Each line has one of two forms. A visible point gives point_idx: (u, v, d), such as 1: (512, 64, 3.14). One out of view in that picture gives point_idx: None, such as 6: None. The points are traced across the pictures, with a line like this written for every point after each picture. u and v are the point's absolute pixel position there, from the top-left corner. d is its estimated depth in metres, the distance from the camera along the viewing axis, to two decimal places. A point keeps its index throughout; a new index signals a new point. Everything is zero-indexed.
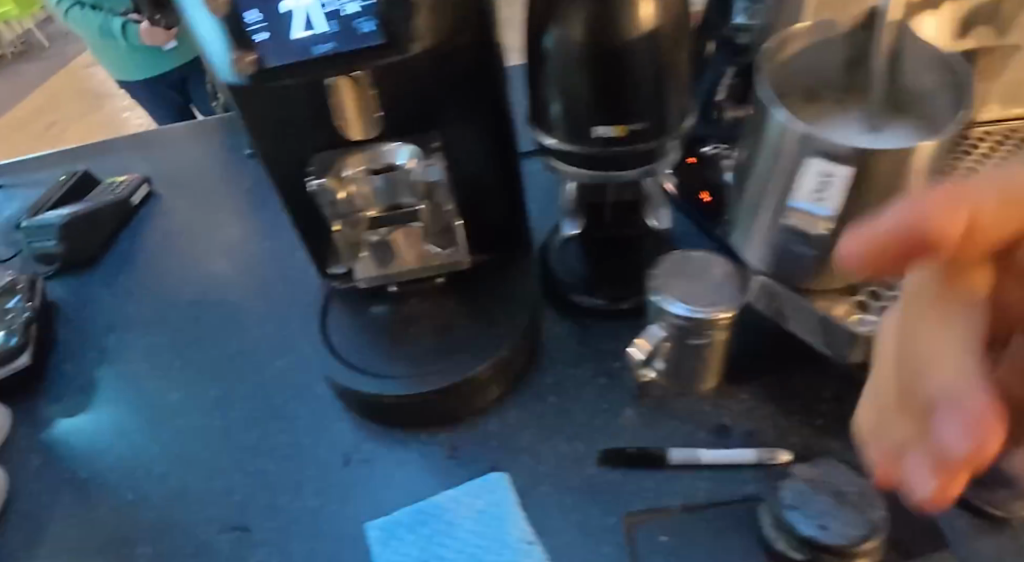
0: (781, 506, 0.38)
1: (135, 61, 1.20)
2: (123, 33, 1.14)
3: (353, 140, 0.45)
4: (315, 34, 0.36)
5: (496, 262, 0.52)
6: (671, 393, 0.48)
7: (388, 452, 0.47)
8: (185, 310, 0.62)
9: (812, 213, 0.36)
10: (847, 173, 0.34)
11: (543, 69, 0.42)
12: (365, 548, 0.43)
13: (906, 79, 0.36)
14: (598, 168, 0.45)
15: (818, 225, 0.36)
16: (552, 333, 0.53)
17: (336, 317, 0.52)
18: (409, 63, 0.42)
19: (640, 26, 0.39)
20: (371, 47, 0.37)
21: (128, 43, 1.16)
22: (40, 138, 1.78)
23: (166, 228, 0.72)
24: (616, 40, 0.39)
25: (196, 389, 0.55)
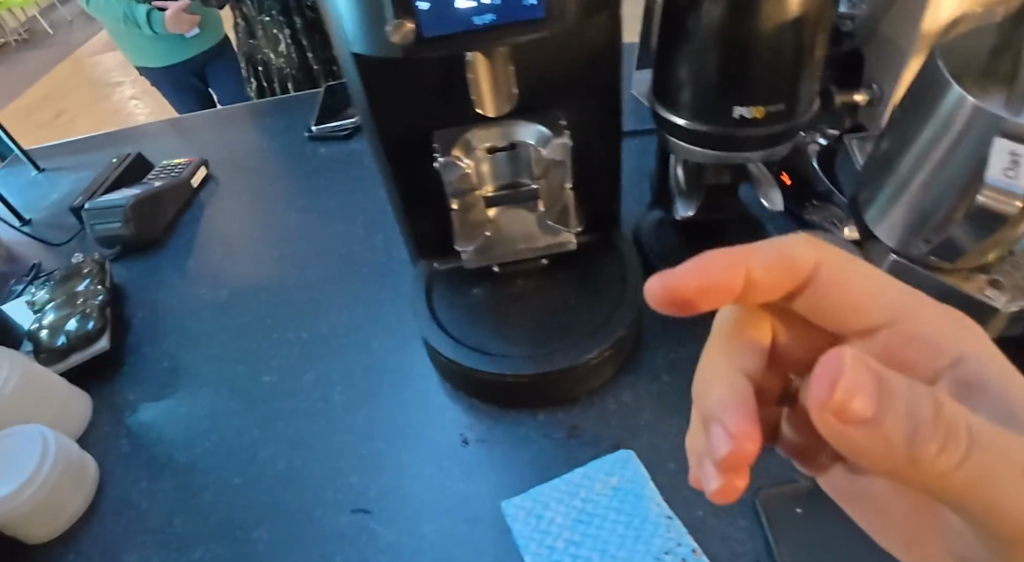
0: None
1: (157, 48, 1.20)
2: (148, 21, 1.13)
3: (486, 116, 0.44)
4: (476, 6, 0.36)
5: (598, 244, 0.53)
6: None
7: (508, 433, 0.47)
8: (267, 292, 0.61)
9: (1007, 192, 0.33)
10: None
11: (677, 48, 0.43)
12: (500, 527, 0.43)
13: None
14: (719, 148, 0.46)
15: (1014, 203, 0.33)
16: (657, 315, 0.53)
17: (440, 297, 0.51)
18: (553, 38, 0.42)
19: (792, 8, 0.39)
20: (531, 24, 0.37)
21: (153, 33, 1.16)
22: (54, 130, 1.81)
23: (231, 210, 0.70)
24: (771, 22, 0.39)
25: (292, 371, 0.54)
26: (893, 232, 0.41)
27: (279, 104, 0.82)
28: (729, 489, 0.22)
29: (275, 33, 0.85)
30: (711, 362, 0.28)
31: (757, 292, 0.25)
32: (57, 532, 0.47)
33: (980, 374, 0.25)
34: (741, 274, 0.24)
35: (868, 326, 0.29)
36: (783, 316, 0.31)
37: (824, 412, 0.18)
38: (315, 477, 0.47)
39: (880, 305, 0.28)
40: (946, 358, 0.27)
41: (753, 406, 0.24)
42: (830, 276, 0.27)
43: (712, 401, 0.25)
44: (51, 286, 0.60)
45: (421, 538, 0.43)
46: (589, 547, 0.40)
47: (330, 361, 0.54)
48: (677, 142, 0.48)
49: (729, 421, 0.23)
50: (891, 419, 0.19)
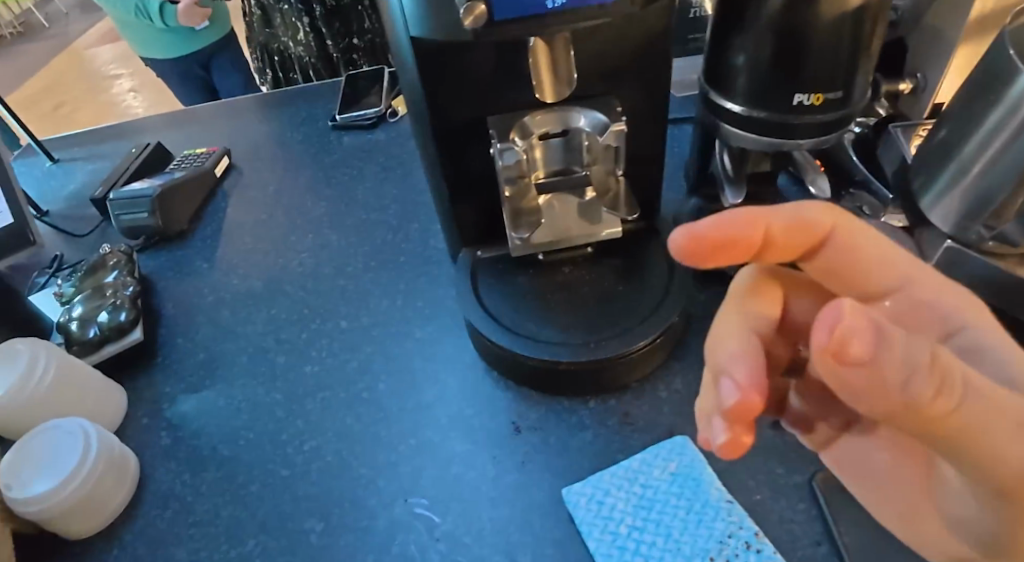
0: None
1: (166, 40, 1.26)
2: (159, 13, 1.19)
3: (543, 102, 0.45)
4: None
5: (643, 232, 0.53)
6: None
7: (559, 420, 0.47)
8: (301, 281, 0.60)
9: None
10: None
11: (736, 37, 0.44)
12: (559, 514, 0.42)
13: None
14: (770, 135, 0.46)
15: None
16: (702, 302, 0.53)
17: (486, 284, 0.51)
18: (615, 22, 0.42)
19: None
20: (601, 8, 0.37)
21: (163, 23, 1.21)
22: (50, 122, 1.77)
23: (257, 200, 0.69)
24: (833, 8, 0.40)
25: (333, 360, 0.53)
26: (949, 219, 0.42)
27: (299, 92, 0.81)
28: (737, 443, 0.22)
29: (293, 23, 0.95)
30: (723, 322, 0.27)
31: (773, 251, 0.24)
32: (97, 529, 0.46)
33: (984, 345, 0.25)
34: (759, 231, 0.23)
35: (877, 292, 0.28)
36: (797, 283, 0.29)
37: (824, 349, 0.18)
38: (365, 467, 0.47)
39: (892, 270, 0.27)
40: (950, 329, 0.27)
41: (760, 363, 0.24)
42: (846, 238, 0.26)
43: (722, 355, 0.25)
44: (77, 278, 0.59)
45: (479, 526, 0.43)
46: (651, 532, 0.40)
47: (374, 349, 0.54)
48: (730, 130, 0.48)
49: (737, 374, 0.24)
50: (887, 364, 0.19)
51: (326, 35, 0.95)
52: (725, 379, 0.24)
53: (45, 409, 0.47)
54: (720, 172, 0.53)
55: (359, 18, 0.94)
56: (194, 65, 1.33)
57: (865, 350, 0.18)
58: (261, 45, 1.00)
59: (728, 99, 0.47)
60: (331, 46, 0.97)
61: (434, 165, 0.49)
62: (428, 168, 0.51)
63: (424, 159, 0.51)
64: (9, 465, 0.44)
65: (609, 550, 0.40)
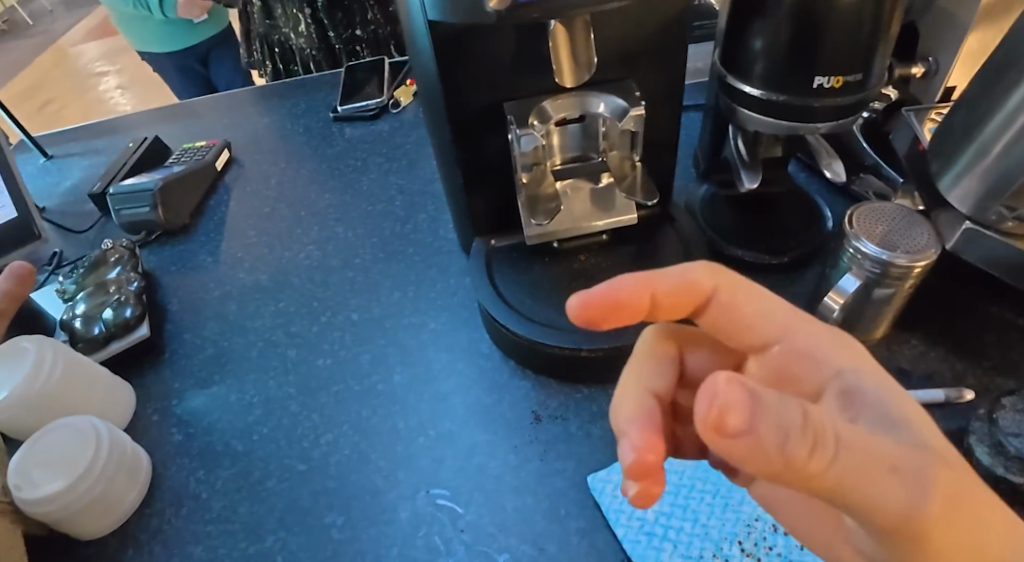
0: (1001, 433, 0.40)
1: (164, 32, 1.26)
2: (159, 5, 1.19)
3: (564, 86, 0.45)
4: None
5: (657, 218, 0.53)
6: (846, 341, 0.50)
7: (579, 408, 0.47)
8: (309, 274, 0.59)
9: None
10: None
11: (755, 20, 0.44)
12: (584, 502, 0.42)
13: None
14: (786, 118, 0.46)
15: None
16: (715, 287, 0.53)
17: (501, 273, 0.50)
18: (637, 4, 0.42)
19: None
20: None
21: (164, 15, 1.21)
22: (37, 120, 1.74)
23: (260, 193, 0.68)
24: None
25: (347, 353, 0.52)
26: (968, 200, 0.42)
27: (299, 85, 0.80)
28: (648, 492, 0.28)
29: (294, 14, 0.95)
30: (628, 381, 0.33)
31: (662, 311, 0.32)
32: (112, 526, 0.45)
33: (856, 385, 0.28)
34: (645, 295, 0.31)
35: (761, 344, 0.32)
36: (694, 339, 0.36)
37: (706, 423, 0.21)
38: (383, 459, 0.46)
39: (769, 325, 0.32)
40: (829, 372, 0.30)
41: (651, 422, 0.30)
42: (729, 298, 0.32)
43: (620, 417, 0.31)
44: (78, 275, 0.57)
45: (503, 516, 0.42)
46: (679, 517, 0.40)
47: (387, 340, 0.53)
48: (746, 114, 0.48)
49: (633, 436, 0.29)
50: (763, 432, 0.21)
51: (329, 26, 0.96)
52: (625, 441, 0.30)
53: (54, 406, 0.46)
54: (733, 158, 0.53)
55: (361, 8, 0.94)
56: (190, 59, 1.31)
57: (742, 423, 0.21)
58: (261, 36, 1.00)
59: (745, 83, 0.47)
60: (333, 37, 0.97)
61: (449, 153, 0.48)
62: (441, 156, 0.51)
63: (437, 147, 0.51)
64: (18, 464, 0.42)
65: (637, 537, 0.39)
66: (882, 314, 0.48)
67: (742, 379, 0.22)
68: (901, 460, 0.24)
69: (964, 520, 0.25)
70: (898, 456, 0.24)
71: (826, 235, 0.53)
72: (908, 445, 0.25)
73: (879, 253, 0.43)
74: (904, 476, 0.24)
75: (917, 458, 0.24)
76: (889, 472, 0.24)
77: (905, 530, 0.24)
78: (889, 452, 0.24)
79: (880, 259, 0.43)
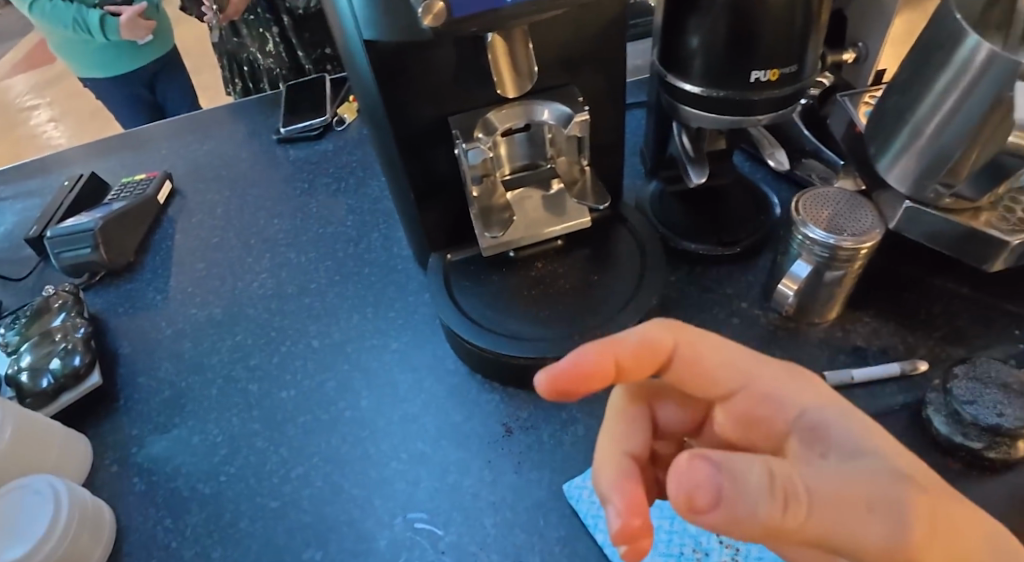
0: (956, 402, 0.41)
1: (100, 59, 1.21)
2: (100, 28, 1.13)
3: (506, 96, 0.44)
4: None
5: (611, 220, 0.53)
6: (801, 323, 0.51)
7: (549, 415, 0.47)
8: (264, 303, 0.57)
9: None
10: None
11: (690, 20, 0.45)
12: (561, 510, 0.42)
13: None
14: (728, 113, 0.47)
15: None
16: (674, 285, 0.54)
17: (460, 289, 0.50)
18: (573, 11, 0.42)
19: None
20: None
21: (105, 37, 1.14)
22: None
23: (207, 223, 0.66)
24: None
25: (310, 382, 0.51)
26: (903, 180, 0.44)
27: (238, 110, 0.78)
28: (637, 551, 0.29)
29: (261, 33, 0.94)
30: (603, 441, 0.34)
31: (629, 373, 0.32)
32: None
33: (823, 420, 0.30)
34: (610, 361, 0.31)
35: (726, 393, 0.34)
36: (662, 393, 0.38)
37: (680, 501, 0.24)
38: (355, 488, 0.45)
39: (729, 374, 0.33)
40: (795, 413, 0.31)
41: (634, 481, 0.31)
42: (688, 349, 0.33)
43: (602, 480, 0.32)
44: (20, 325, 0.55)
45: (482, 533, 0.42)
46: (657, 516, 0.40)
47: (352, 366, 0.52)
48: (689, 112, 0.49)
49: (618, 499, 0.30)
50: (731, 500, 0.24)
51: (296, 46, 0.95)
52: (609, 509, 0.30)
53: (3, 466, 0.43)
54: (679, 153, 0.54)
55: None
56: (126, 86, 1.27)
57: (710, 498, 0.24)
58: (229, 55, 0.98)
59: (685, 84, 0.47)
60: (302, 57, 0.96)
61: (397, 171, 0.48)
62: (390, 175, 0.50)
63: (385, 165, 0.50)
64: None
65: None
66: (834, 296, 0.49)
67: (704, 453, 0.25)
68: (877, 494, 0.25)
69: (949, 542, 0.25)
70: (873, 492, 0.25)
71: (773, 222, 0.54)
72: (882, 476, 0.26)
73: (830, 238, 0.44)
74: (882, 511, 0.25)
75: (891, 489, 0.25)
76: (866, 509, 0.25)
77: None
78: (865, 489, 0.25)
79: (829, 245, 0.44)
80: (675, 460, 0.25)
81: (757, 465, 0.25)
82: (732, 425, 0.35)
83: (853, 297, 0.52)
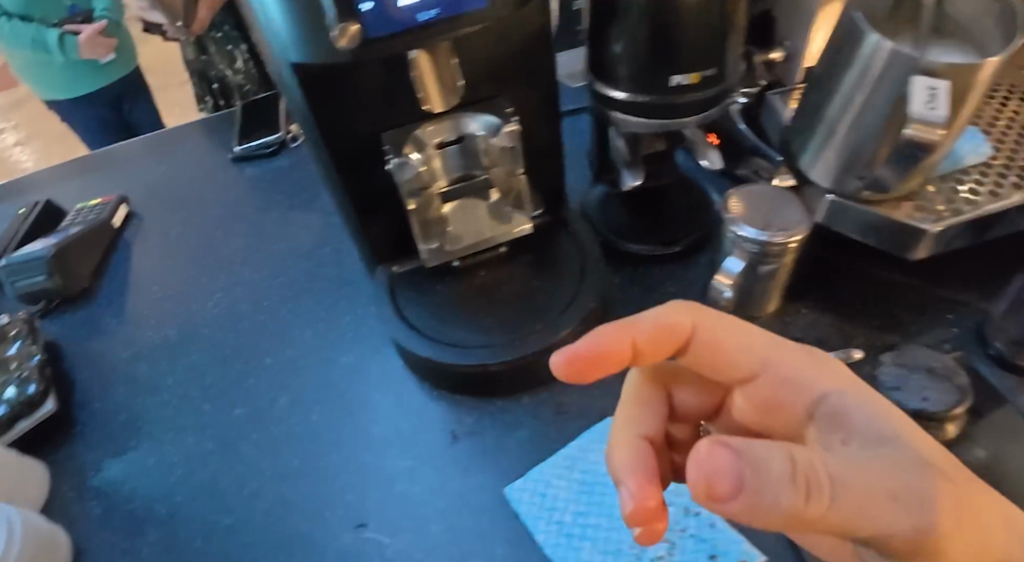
0: (884, 390, 0.42)
1: (62, 81, 1.21)
2: (59, 47, 1.12)
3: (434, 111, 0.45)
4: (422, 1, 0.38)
5: (554, 225, 0.54)
6: (741, 317, 0.52)
7: (495, 420, 0.48)
8: (218, 323, 0.58)
9: (928, 122, 0.34)
10: (949, 85, 0.35)
11: (613, 30, 0.45)
12: (506, 513, 0.43)
13: (953, 5, 0.41)
14: (656, 117, 0.48)
15: (935, 132, 0.35)
16: (617, 286, 0.55)
17: (407, 300, 0.51)
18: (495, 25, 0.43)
19: None
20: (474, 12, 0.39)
21: (65, 56, 1.14)
22: None
23: (164, 244, 0.67)
24: None
25: (263, 399, 0.52)
26: (825, 175, 0.45)
27: (195, 129, 0.79)
28: (653, 532, 0.31)
29: (228, 51, 0.95)
30: (622, 427, 0.36)
31: (644, 356, 0.33)
32: None
33: (843, 405, 0.30)
34: (627, 343, 0.31)
35: (746, 376, 0.35)
36: (680, 378, 0.39)
37: (699, 489, 0.24)
38: (309, 501, 0.46)
39: (751, 356, 0.34)
40: (815, 396, 0.32)
41: (645, 467, 0.33)
42: (704, 331, 0.34)
43: (618, 464, 0.34)
44: None
45: (430, 539, 0.43)
46: (596, 514, 0.41)
47: (305, 381, 0.53)
48: (620, 117, 0.50)
49: (631, 483, 0.32)
50: (752, 489, 0.24)
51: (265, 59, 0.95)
52: (624, 490, 0.32)
53: None
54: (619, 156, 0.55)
55: None
56: (89, 106, 1.26)
57: (730, 488, 0.23)
58: (198, 74, 0.99)
59: (613, 90, 0.48)
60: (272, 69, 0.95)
61: (336, 187, 0.49)
62: (331, 191, 0.51)
63: (327, 183, 0.51)
64: None
65: (558, 539, 0.40)
66: (770, 290, 0.51)
67: (722, 441, 0.24)
68: (901, 486, 0.26)
69: (969, 526, 0.27)
70: (900, 484, 0.26)
71: (713, 220, 0.56)
72: (909, 466, 0.27)
73: (756, 235, 0.45)
74: (905, 502, 0.26)
75: (919, 481, 0.26)
76: (890, 499, 0.26)
77: (919, 548, 0.26)
78: (889, 480, 0.26)
79: (754, 240, 0.46)
80: (696, 446, 0.25)
81: (781, 457, 0.25)
82: (749, 409, 0.36)
83: (792, 291, 0.53)
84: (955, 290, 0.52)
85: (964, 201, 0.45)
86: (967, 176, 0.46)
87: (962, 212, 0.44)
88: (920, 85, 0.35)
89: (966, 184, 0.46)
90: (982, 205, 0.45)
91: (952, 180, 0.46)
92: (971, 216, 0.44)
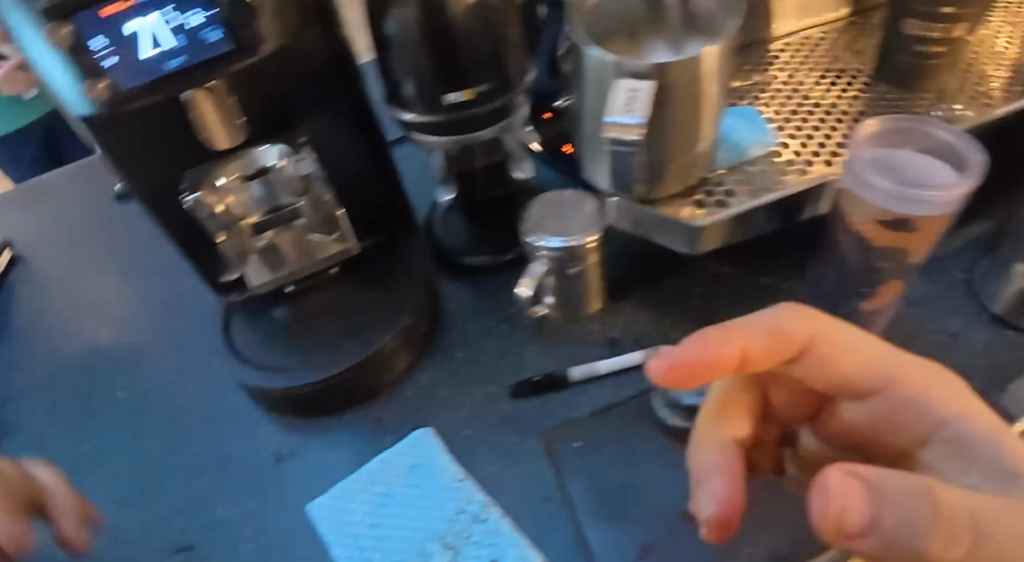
0: None
1: None
2: None
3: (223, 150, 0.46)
4: (164, 52, 0.38)
5: (386, 244, 0.56)
6: (565, 320, 0.53)
7: (316, 441, 0.49)
8: (82, 361, 0.60)
9: (624, 123, 0.38)
10: (651, 85, 0.38)
11: (390, 57, 0.46)
12: (312, 532, 0.44)
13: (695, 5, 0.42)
14: (452, 134, 0.49)
15: (630, 133, 0.39)
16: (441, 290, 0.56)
17: (240, 328, 0.53)
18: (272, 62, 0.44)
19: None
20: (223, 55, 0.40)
21: None
22: None
23: (43, 285, 0.69)
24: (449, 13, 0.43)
25: (113, 434, 0.54)
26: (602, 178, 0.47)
27: (78, 170, 0.79)
28: (721, 532, 0.34)
29: None
30: (706, 430, 0.37)
31: (753, 359, 0.35)
32: None
33: (969, 437, 0.32)
34: (735, 350, 0.34)
35: (863, 392, 0.36)
36: (772, 380, 0.42)
37: (829, 522, 0.25)
38: (140, 531, 0.48)
39: (908, 364, 0.35)
40: (938, 423, 0.33)
41: (734, 470, 0.35)
42: (828, 344, 0.36)
43: (700, 462, 0.36)
44: None
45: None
46: (389, 526, 0.43)
47: (153, 414, 0.55)
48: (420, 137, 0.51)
49: (716, 485, 0.34)
50: (887, 521, 0.25)
51: None
52: (706, 490, 0.34)
53: None
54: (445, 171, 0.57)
55: None
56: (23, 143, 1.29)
57: (866, 525, 0.25)
58: None
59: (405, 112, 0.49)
60: None
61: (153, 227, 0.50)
62: None
63: None
64: None
65: (351, 553, 0.42)
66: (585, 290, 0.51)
67: (856, 473, 0.25)
68: None
69: None
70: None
71: None
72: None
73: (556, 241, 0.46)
74: None
75: None
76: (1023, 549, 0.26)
77: None
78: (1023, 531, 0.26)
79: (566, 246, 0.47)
80: (823, 473, 0.25)
81: (922, 491, 0.26)
82: (859, 418, 0.38)
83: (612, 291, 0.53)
84: (775, 277, 0.53)
85: (739, 194, 0.45)
86: (749, 167, 0.47)
87: (733, 206, 0.45)
88: (621, 88, 0.38)
89: (746, 176, 0.46)
90: (755, 197, 0.45)
91: (733, 173, 0.47)
92: (744, 210, 0.45)
